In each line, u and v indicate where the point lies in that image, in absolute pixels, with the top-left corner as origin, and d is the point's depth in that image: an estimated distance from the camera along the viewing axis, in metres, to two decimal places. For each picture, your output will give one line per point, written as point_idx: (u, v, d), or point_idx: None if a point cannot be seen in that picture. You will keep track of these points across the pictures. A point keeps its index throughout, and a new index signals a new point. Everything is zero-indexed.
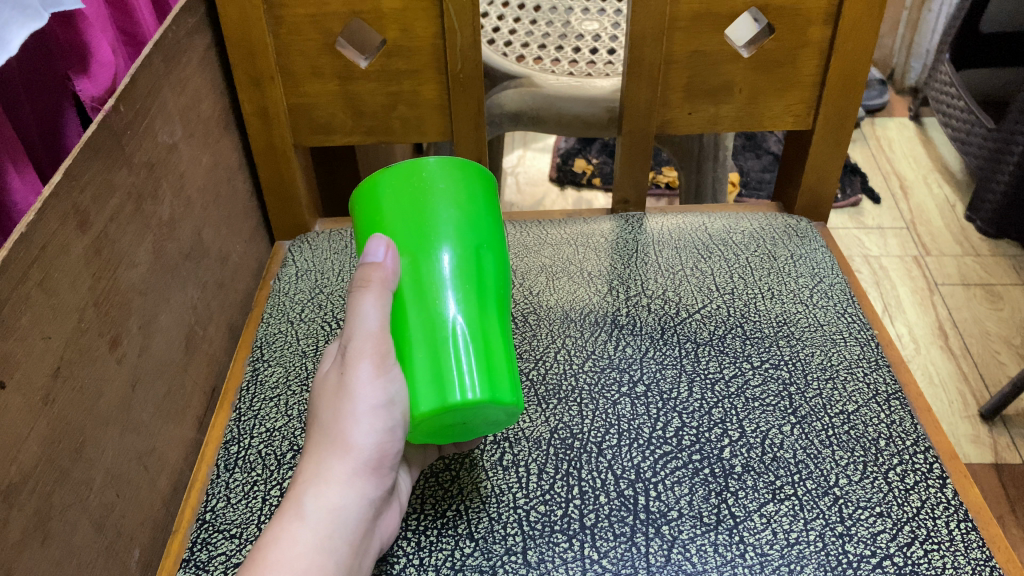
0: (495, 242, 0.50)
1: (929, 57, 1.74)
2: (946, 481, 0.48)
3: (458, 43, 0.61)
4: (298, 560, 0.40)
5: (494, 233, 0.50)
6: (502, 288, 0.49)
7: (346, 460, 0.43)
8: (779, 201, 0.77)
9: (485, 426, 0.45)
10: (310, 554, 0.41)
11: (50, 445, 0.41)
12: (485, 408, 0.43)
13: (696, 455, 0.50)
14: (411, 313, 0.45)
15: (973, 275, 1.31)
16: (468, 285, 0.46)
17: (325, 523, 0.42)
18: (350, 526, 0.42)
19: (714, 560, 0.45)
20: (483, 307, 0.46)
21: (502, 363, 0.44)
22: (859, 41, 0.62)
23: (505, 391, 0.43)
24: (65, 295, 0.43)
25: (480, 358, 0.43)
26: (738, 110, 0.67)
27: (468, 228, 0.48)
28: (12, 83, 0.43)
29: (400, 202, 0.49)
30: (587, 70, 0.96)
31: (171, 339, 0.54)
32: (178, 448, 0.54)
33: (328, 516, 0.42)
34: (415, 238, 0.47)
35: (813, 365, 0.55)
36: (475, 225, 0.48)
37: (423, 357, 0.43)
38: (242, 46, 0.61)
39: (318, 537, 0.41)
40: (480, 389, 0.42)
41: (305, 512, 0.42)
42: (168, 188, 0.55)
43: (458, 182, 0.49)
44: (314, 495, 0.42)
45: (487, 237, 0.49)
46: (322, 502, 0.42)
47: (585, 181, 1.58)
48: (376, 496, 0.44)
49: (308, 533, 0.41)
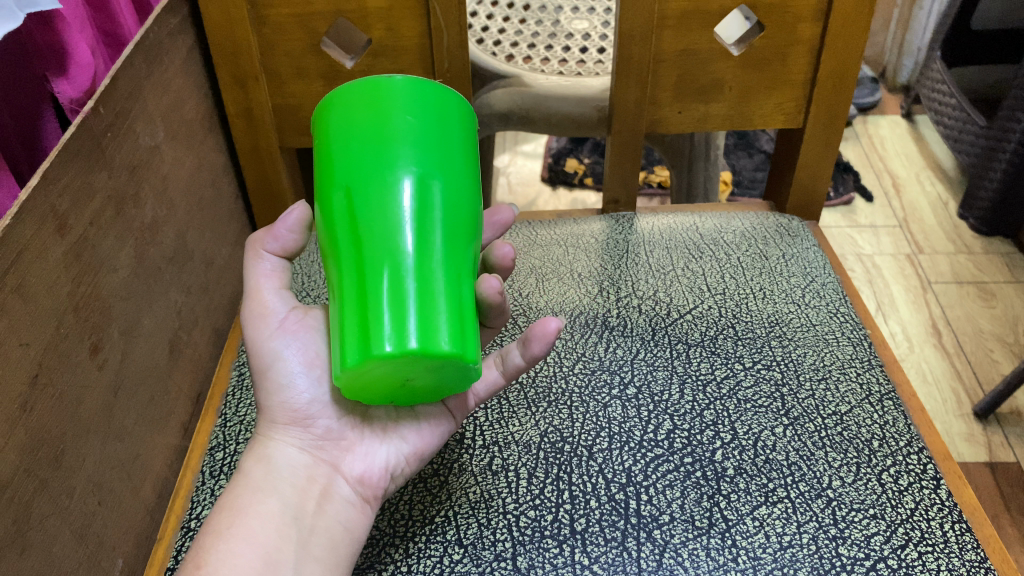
0: (444, 118, 0.43)
1: (921, 55, 1.74)
2: (940, 482, 0.48)
3: (445, 43, 0.61)
4: (225, 519, 0.43)
5: (455, 109, 0.44)
6: (461, 210, 0.42)
7: (275, 409, 0.47)
8: (770, 200, 0.76)
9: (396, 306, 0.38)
10: (251, 514, 0.44)
11: (27, 454, 0.40)
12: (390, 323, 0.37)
13: (688, 458, 0.49)
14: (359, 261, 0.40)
15: (965, 273, 1.31)
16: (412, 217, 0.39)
17: (262, 476, 0.46)
18: (290, 476, 0.46)
19: (706, 565, 0.44)
20: (417, 233, 0.39)
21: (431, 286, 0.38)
22: (849, 38, 0.62)
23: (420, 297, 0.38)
24: (44, 301, 0.42)
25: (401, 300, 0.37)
26: (728, 108, 0.66)
27: (399, 117, 0.41)
28: None
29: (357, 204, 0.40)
30: (577, 69, 0.95)
31: (154, 344, 0.53)
32: (162, 455, 0.53)
33: (266, 473, 0.46)
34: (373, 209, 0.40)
35: (805, 366, 0.55)
36: (420, 115, 0.42)
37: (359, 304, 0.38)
38: (225, 46, 0.61)
39: (262, 492, 0.45)
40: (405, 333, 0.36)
41: (249, 468, 0.46)
42: (150, 190, 0.54)
43: (392, 92, 0.42)
44: (258, 459, 0.46)
45: (443, 140, 0.42)
46: (259, 459, 0.46)
47: (577, 181, 1.57)
48: (311, 437, 0.47)
49: (236, 495, 0.45)
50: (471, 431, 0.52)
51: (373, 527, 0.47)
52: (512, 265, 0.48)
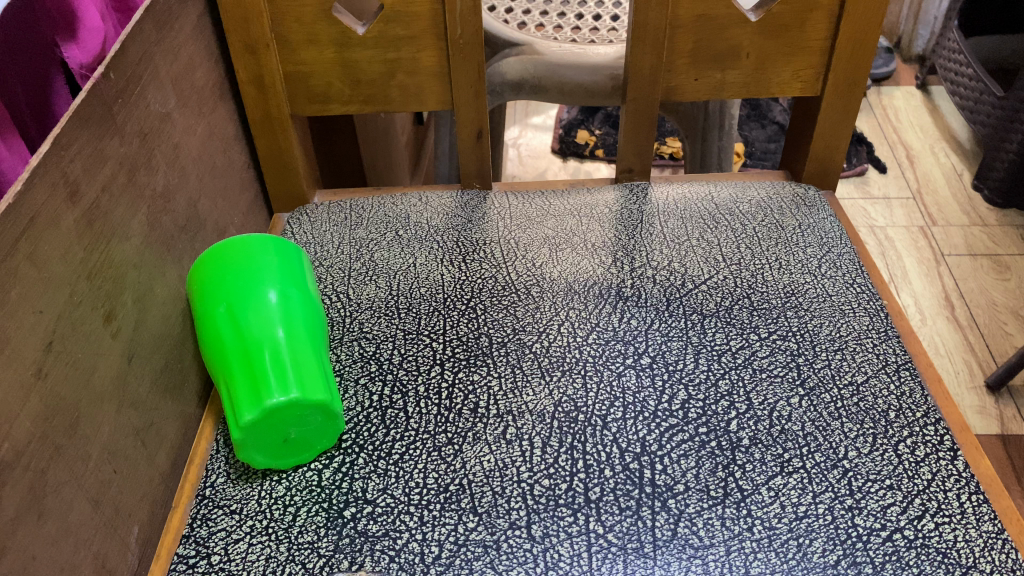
0: (276, 271, 0.52)
1: (937, 24, 1.70)
2: (957, 453, 0.47)
3: (458, 9, 0.60)
4: None
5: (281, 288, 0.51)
6: (322, 352, 0.50)
7: None
8: (786, 170, 0.75)
9: (298, 432, 0.47)
10: None
11: (43, 421, 0.40)
12: (293, 413, 0.46)
13: (702, 428, 0.49)
14: (241, 395, 0.46)
15: (979, 246, 1.30)
16: (246, 371, 0.47)
17: None
18: None
19: (721, 534, 0.44)
20: (309, 350, 0.48)
21: (303, 422, 0.46)
22: (870, 3, 0.60)
23: (318, 390, 0.46)
24: (56, 267, 0.41)
25: (283, 432, 0.46)
26: (746, 75, 0.65)
27: (272, 319, 0.49)
28: (14, 46, 0.42)
29: (240, 342, 0.48)
30: (590, 37, 0.93)
31: (168, 313, 0.53)
32: (177, 424, 0.53)
33: None
34: (243, 364, 0.47)
35: (821, 337, 0.54)
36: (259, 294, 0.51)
37: (246, 386, 0.47)
38: (235, 12, 0.60)
39: None
40: (288, 388, 0.46)
41: None
42: (161, 158, 0.54)
43: (249, 257, 0.52)
44: None
45: (298, 314, 0.50)
46: None
47: (588, 153, 1.56)
48: None
49: None
50: (485, 400, 0.51)
51: (388, 496, 0.47)
52: (333, 418, 0.48)
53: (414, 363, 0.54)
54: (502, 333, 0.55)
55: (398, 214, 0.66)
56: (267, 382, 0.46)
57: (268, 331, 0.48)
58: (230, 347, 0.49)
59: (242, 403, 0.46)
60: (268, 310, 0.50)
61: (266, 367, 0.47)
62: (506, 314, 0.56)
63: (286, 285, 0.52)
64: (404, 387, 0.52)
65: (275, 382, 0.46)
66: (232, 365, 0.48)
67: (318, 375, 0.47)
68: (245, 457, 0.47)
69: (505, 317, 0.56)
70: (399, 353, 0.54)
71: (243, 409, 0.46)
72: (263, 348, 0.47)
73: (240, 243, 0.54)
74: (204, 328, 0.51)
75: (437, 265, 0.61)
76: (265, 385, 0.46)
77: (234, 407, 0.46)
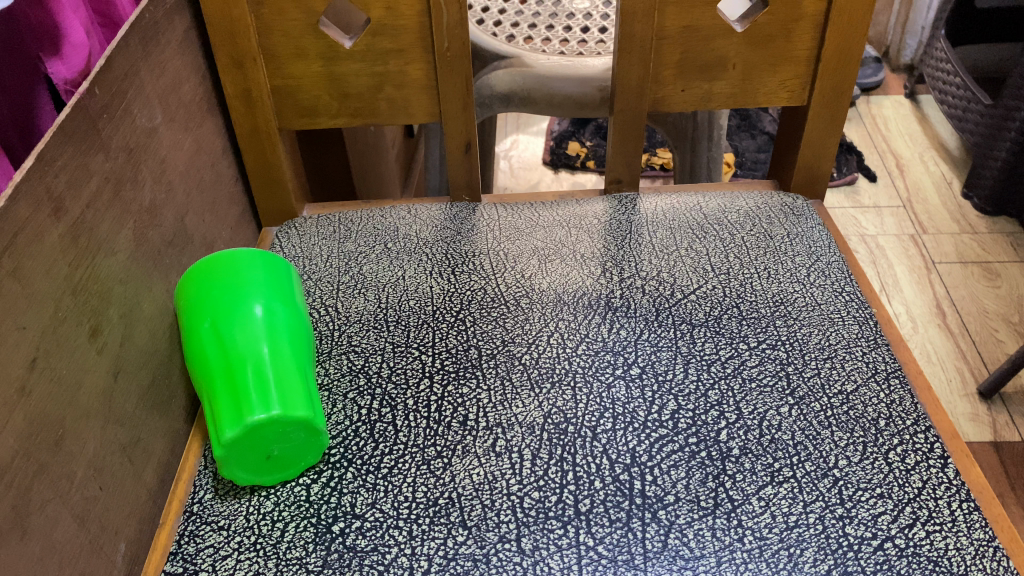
0: (261, 287, 0.52)
1: (924, 34, 1.72)
2: (948, 461, 0.47)
3: (445, 22, 0.60)
4: None
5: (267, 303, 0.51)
6: (307, 367, 0.50)
7: None
8: (775, 179, 0.75)
9: (278, 449, 0.46)
10: None
11: (26, 439, 0.39)
12: (273, 428, 0.45)
13: (693, 438, 0.49)
14: (223, 411, 0.46)
15: (970, 253, 1.31)
16: (229, 387, 0.47)
17: None
18: None
19: (711, 545, 0.44)
20: (293, 365, 0.48)
21: (284, 438, 0.46)
22: (855, 12, 0.61)
23: (300, 407, 0.46)
24: (41, 282, 0.41)
25: (264, 449, 0.46)
26: (732, 86, 0.65)
27: (257, 335, 0.49)
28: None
29: (223, 360, 0.48)
30: (578, 48, 0.94)
31: (155, 328, 0.53)
32: (163, 441, 0.52)
33: None
34: (226, 381, 0.47)
35: (810, 346, 0.54)
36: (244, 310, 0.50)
37: (228, 403, 0.46)
38: (223, 26, 0.60)
39: None
40: (269, 403, 0.45)
41: None
42: (148, 172, 0.53)
43: (233, 273, 0.52)
44: None
45: (283, 329, 0.50)
46: None
47: (579, 163, 1.57)
48: None
49: None
50: (474, 412, 0.51)
51: (376, 510, 0.46)
52: (318, 435, 0.47)
53: (402, 375, 0.53)
54: (491, 345, 0.55)
55: (387, 227, 0.65)
56: (248, 399, 0.46)
57: (253, 347, 0.48)
58: (214, 363, 0.48)
59: (223, 419, 0.46)
60: (252, 326, 0.49)
61: (248, 383, 0.46)
62: (495, 326, 0.56)
63: (273, 301, 0.51)
64: (392, 401, 0.52)
65: (256, 398, 0.46)
66: (215, 380, 0.48)
67: (301, 389, 0.47)
68: (227, 473, 0.46)
69: (493, 329, 0.56)
70: (389, 365, 0.54)
71: (224, 426, 0.45)
72: (245, 363, 0.47)
73: (226, 258, 0.53)
74: (188, 345, 0.50)
75: (426, 278, 0.60)
76: (246, 401, 0.46)
77: (216, 423, 0.46)
